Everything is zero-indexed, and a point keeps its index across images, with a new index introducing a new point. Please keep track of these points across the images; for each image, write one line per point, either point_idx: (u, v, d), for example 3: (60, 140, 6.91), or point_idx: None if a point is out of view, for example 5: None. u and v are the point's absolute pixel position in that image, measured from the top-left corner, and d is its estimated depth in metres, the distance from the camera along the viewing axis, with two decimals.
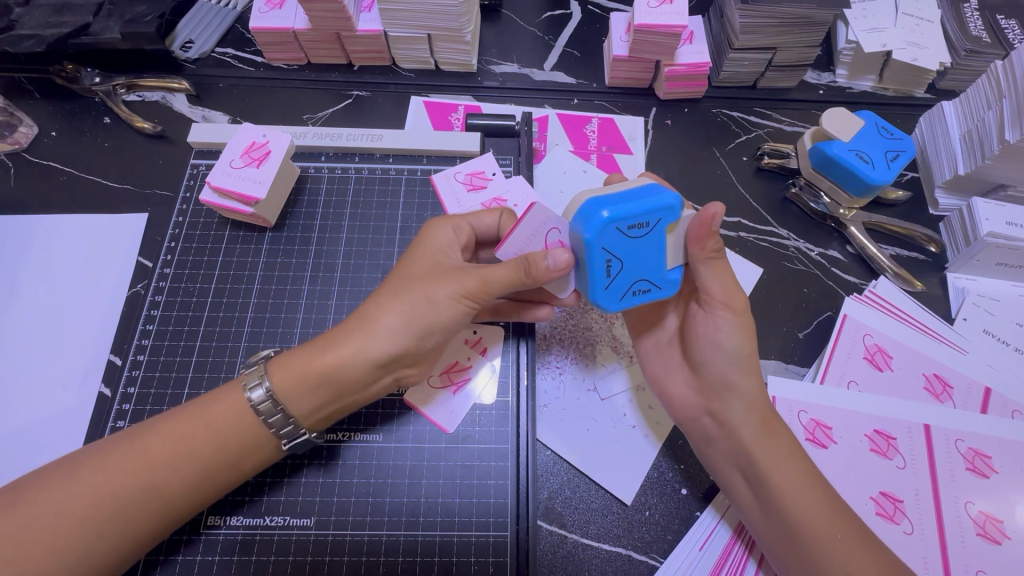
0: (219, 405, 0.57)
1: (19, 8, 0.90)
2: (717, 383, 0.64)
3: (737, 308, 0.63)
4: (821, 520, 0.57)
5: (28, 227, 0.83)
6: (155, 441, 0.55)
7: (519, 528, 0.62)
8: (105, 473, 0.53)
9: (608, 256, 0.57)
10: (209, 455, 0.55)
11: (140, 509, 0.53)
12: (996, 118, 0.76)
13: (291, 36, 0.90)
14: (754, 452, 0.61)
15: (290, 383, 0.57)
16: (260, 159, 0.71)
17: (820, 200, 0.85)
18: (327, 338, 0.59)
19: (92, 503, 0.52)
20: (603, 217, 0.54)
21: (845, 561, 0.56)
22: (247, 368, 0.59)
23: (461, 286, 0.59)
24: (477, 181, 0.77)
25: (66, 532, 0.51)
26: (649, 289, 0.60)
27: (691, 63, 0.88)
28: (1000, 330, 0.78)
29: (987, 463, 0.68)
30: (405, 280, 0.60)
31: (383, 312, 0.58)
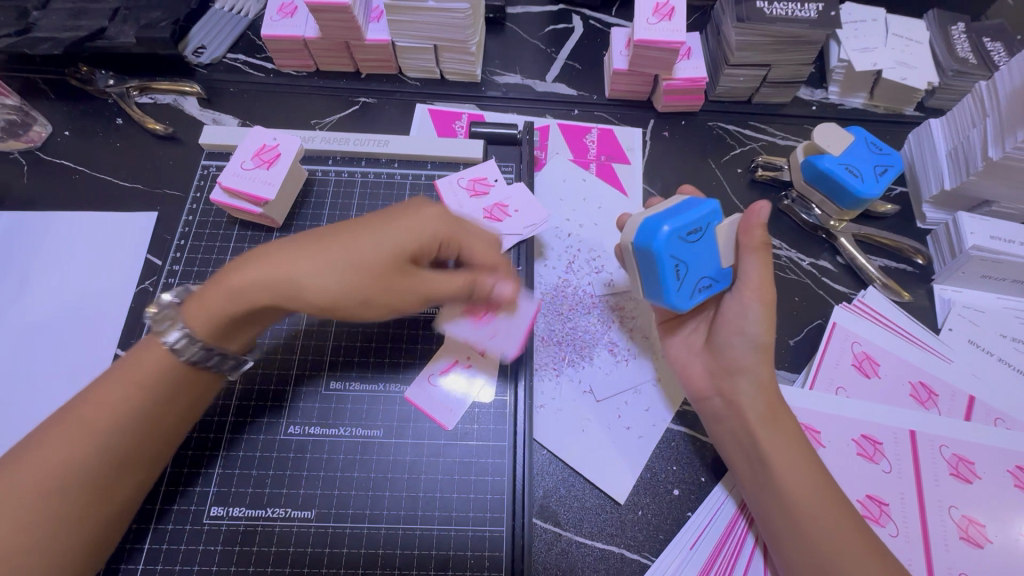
0: (146, 362, 0.57)
1: (36, 12, 0.93)
2: (730, 361, 0.69)
3: (767, 297, 0.67)
4: (810, 499, 0.61)
5: (40, 223, 0.85)
6: (90, 409, 0.54)
7: (517, 523, 0.63)
8: (48, 448, 0.53)
9: (675, 261, 0.64)
10: (156, 413, 0.57)
11: (97, 473, 0.54)
12: (980, 135, 0.79)
13: (301, 43, 0.93)
14: (755, 432, 0.65)
15: (212, 330, 0.57)
16: (271, 161, 0.74)
17: (812, 211, 0.88)
18: (252, 268, 0.56)
19: (44, 480, 0.52)
20: (667, 229, 0.62)
21: (833, 539, 0.59)
22: (156, 318, 0.58)
23: (400, 293, 0.58)
24: (479, 187, 0.79)
25: (24, 510, 0.51)
26: (710, 284, 0.68)
27: (689, 78, 0.91)
28: (985, 340, 0.80)
29: (971, 468, 0.70)
30: (349, 253, 0.57)
31: (309, 279, 0.56)
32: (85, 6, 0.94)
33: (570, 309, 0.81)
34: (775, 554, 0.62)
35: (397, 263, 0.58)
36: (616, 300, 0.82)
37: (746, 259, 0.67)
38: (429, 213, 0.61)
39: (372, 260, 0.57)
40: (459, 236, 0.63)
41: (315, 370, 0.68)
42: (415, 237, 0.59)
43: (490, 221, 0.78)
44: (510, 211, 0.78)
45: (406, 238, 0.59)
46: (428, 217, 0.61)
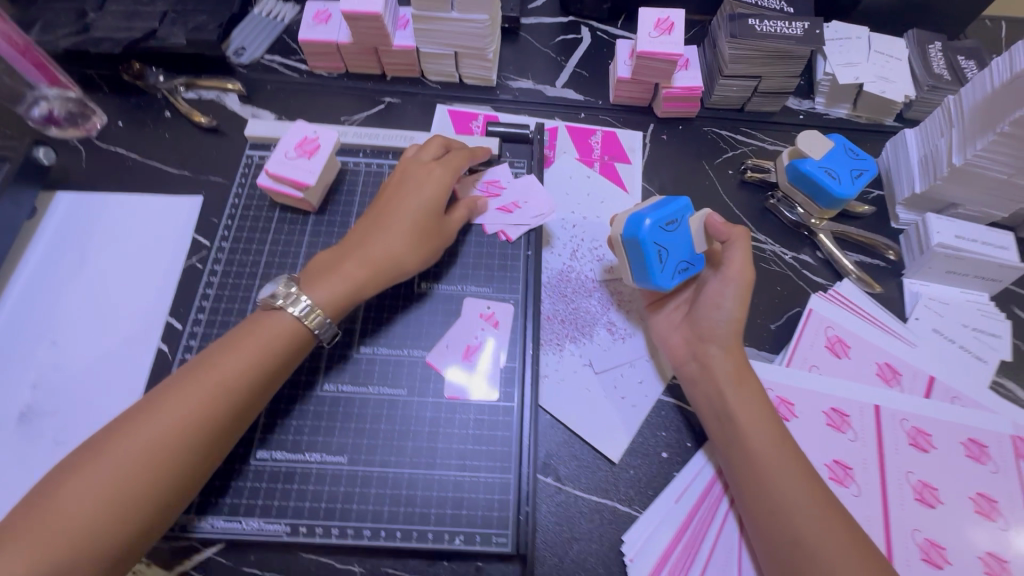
0: (268, 335, 0.68)
1: (93, 13, 1.03)
2: (705, 329, 0.79)
3: (743, 279, 0.77)
4: (768, 449, 0.70)
5: (98, 203, 0.95)
6: (222, 374, 0.64)
7: (523, 473, 0.72)
8: (182, 396, 0.62)
9: (657, 248, 0.76)
10: (270, 379, 0.67)
11: (218, 425, 0.63)
12: (947, 144, 0.88)
13: (334, 48, 1.03)
14: (726, 391, 0.74)
15: (336, 310, 0.71)
16: (311, 152, 0.83)
17: (794, 210, 0.97)
18: (358, 261, 0.73)
19: (179, 430, 0.61)
20: (647, 223, 0.75)
21: (786, 480, 0.67)
22: (283, 300, 0.69)
23: (444, 239, 0.80)
24: (490, 189, 0.89)
25: (155, 458, 0.59)
26: (689, 267, 0.79)
27: (686, 87, 1.00)
28: (947, 329, 0.89)
29: (927, 439, 0.79)
30: (405, 211, 0.76)
31: (408, 261, 0.76)
32: (138, 9, 1.04)
33: (573, 291, 0.90)
34: (744, 510, 0.70)
35: (426, 203, 0.77)
36: (614, 284, 0.90)
37: (731, 246, 0.78)
38: (445, 163, 0.81)
39: (413, 208, 0.77)
40: (442, 166, 0.80)
41: (346, 337, 0.77)
42: (414, 180, 0.79)
43: (503, 212, 0.88)
44: (521, 205, 0.88)
45: (439, 190, 0.78)
46: (446, 169, 0.80)
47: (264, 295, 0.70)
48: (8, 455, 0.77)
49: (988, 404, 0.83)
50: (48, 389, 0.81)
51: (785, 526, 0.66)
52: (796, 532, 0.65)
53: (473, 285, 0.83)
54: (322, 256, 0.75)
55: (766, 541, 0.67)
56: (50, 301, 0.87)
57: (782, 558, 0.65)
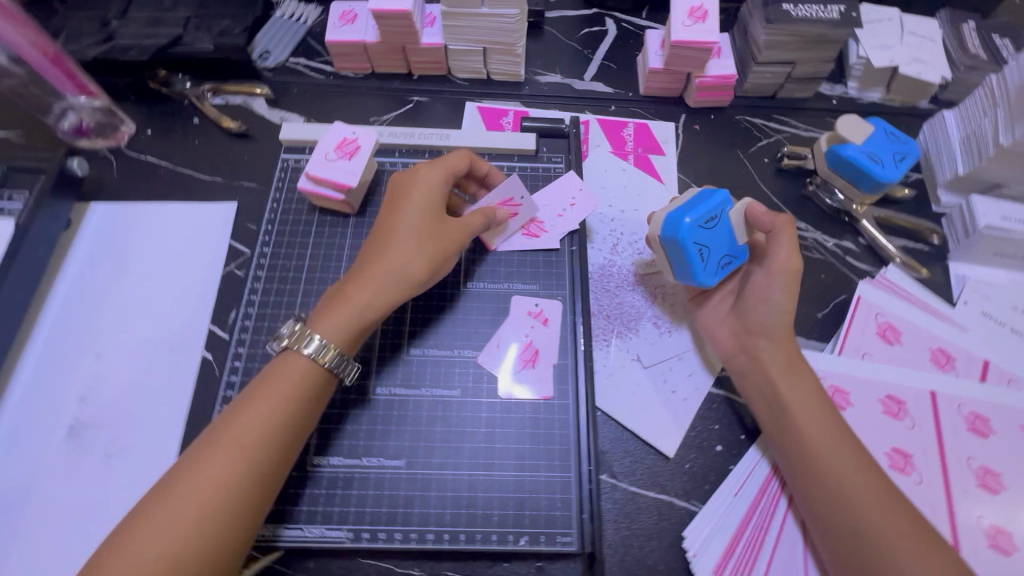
0: (296, 372, 0.65)
1: (117, 21, 1.02)
2: (754, 323, 0.78)
3: (790, 271, 0.76)
4: (824, 434, 0.69)
5: (132, 213, 0.94)
6: (257, 420, 0.61)
7: (583, 471, 0.71)
8: (203, 465, 0.58)
9: (698, 246, 0.75)
10: (302, 419, 0.64)
11: (247, 485, 0.59)
12: (992, 124, 0.87)
13: (361, 47, 1.01)
14: (778, 384, 0.74)
15: (346, 339, 0.68)
16: (351, 153, 0.82)
17: (835, 196, 0.96)
18: (363, 290, 0.69)
19: (222, 486, 0.58)
20: (688, 222, 0.74)
21: (843, 467, 0.67)
22: (290, 339, 0.66)
23: (453, 237, 0.74)
24: (508, 209, 0.82)
25: (197, 520, 0.56)
26: (732, 260, 0.79)
27: (719, 75, 0.99)
28: (997, 312, 0.88)
29: (986, 424, 0.78)
30: (405, 229, 0.72)
31: (415, 267, 0.71)
32: (162, 15, 1.03)
33: (616, 285, 0.89)
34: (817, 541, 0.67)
35: (426, 210, 0.74)
36: (656, 277, 0.89)
37: (777, 236, 0.77)
38: (435, 164, 0.77)
39: (411, 217, 0.73)
40: (433, 170, 0.77)
41: (394, 340, 0.77)
42: (407, 191, 0.75)
43: (528, 237, 0.85)
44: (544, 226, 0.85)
45: (433, 194, 0.75)
46: (433, 175, 0.76)
47: (274, 342, 0.67)
48: (60, 469, 0.77)
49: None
50: (95, 400, 0.81)
51: (844, 514, 0.65)
52: (854, 522, 0.64)
53: (518, 282, 0.82)
54: (330, 289, 0.73)
55: (824, 530, 0.66)
56: (91, 313, 0.87)
57: (843, 549, 0.64)
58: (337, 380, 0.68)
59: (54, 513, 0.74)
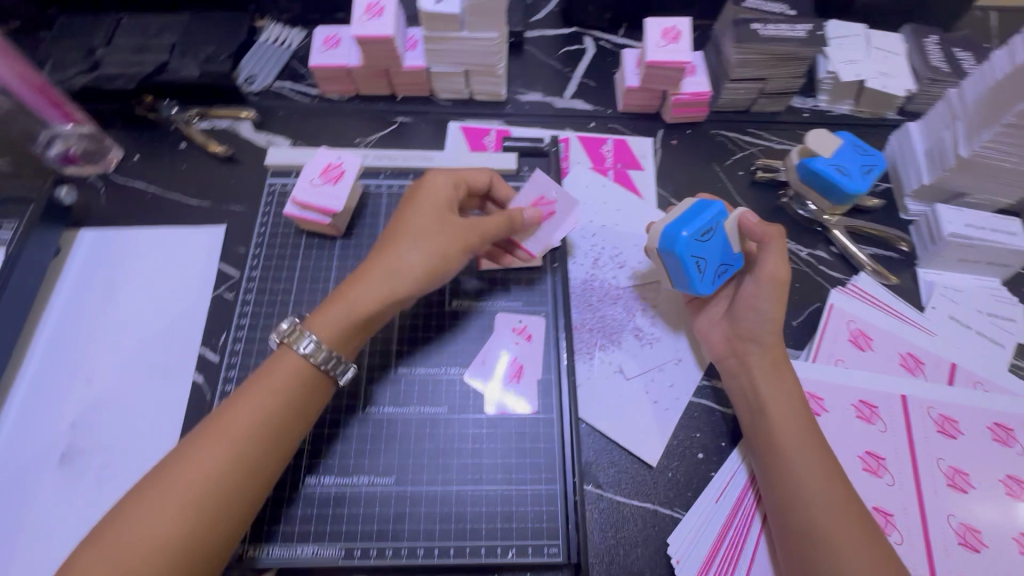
0: (283, 370, 0.66)
1: (103, 49, 1.04)
2: (745, 330, 0.80)
3: (778, 280, 0.78)
4: (795, 436, 0.72)
5: (121, 239, 0.95)
6: (239, 416, 0.63)
7: (567, 482, 0.73)
8: (192, 459, 0.60)
9: (696, 258, 0.78)
10: (287, 417, 0.65)
11: (233, 485, 0.60)
12: (952, 136, 0.90)
13: (345, 71, 1.04)
14: (759, 387, 0.76)
15: (338, 338, 0.68)
16: (337, 178, 0.84)
17: (807, 207, 0.99)
18: (359, 291, 0.70)
19: (202, 478, 0.59)
20: (684, 236, 0.77)
21: (807, 468, 0.69)
22: (285, 335, 0.68)
23: (455, 237, 0.74)
24: (543, 208, 0.84)
25: (178, 510, 0.57)
26: (728, 269, 0.81)
27: (693, 92, 1.02)
28: (964, 316, 0.91)
29: (955, 426, 0.81)
30: (409, 234, 0.74)
31: (412, 266, 0.72)
32: (147, 43, 1.05)
33: (598, 299, 0.91)
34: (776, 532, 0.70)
35: (428, 210, 0.75)
36: (637, 291, 0.92)
37: (767, 246, 0.79)
38: (445, 171, 0.80)
39: (413, 218, 0.75)
40: (446, 175, 0.79)
41: (383, 359, 0.79)
42: (415, 194, 0.78)
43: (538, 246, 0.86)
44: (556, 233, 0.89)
45: (437, 196, 0.77)
46: (443, 183, 0.78)
47: (273, 336, 0.69)
48: (53, 495, 0.78)
49: (1010, 388, 0.85)
50: (88, 426, 0.82)
51: (801, 512, 0.67)
52: (810, 520, 0.66)
53: (502, 299, 0.84)
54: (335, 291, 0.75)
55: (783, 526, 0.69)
56: (82, 339, 0.88)
57: (796, 545, 0.66)
58: (334, 380, 0.70)
59: (48, 540, 0.75)
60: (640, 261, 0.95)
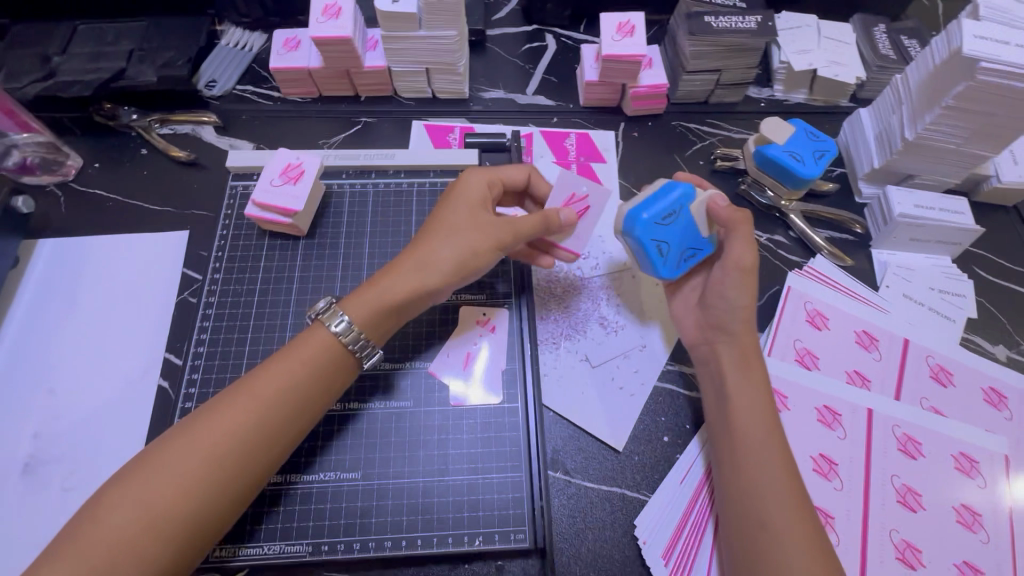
0: (312, 346, 0.68)
1: (58, 57, 1.03)
2: (717, 320, 0.80)
3: (744, 268, 0.78)
4: (757, 428, 0.70)
5: (81, 247, 0.94)
6: (262, 383, 0.65)
7: (532, 468, 0.74)
8: (218, 417, 0.62)
9: (657, 242, 0.78)
10: (308, 392, 0.67)
11: (254, 447, 0.63)
12: (899, 120, 0.93)
13: (306, 73, 1.04)
14: (728, 377, 0.75)
15: (369, 325, 0.70)
16: (297, 178, 0.85)
17: (765, 194, 1.02)
18: (392, 280, 0.72)
19: (224, 436, 0.62)
20: (644, 219, 0.77)
21: (763, 463, 0.68)
22: (320, 313, 0.71)
23: (485, 230, 0.76)
24: (577, 204, 0.83)
25: (197, 464, 0.60)
26: (694, 253, 0.82)
27: (651, 85, 1.04)
28: (916, 293, 0.94)
29: (917, 447, 0.81)
30: (441, 228, 0.76)
31: (442, 256, 0.74)
32: (103, 49, 1.04)
33: (564, 289, 0.93)
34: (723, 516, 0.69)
35: (462, 203, 0.77)
36: (602, 280, 0.93)
37: (733, 233, 0.78)
38: (482, 168, 0.82)
39: (447, 210, 0.77)
40: (485, 172, 0.81)
41: None
42: (452, 189, 0.80)
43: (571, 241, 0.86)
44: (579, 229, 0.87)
45: (471, 190, 0.78)
46: (477, 181, 0.79)
47: (311, 309, 0.72)
48: (15, 506, 0.77)
49: (980, 416, 0.85)
50: (50, 437, 0.81)
51: (749, 506, 0.66)
52: (760, 513, 0.65)
53: (465, 292, 0.84)
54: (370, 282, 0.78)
55: (730, 517, 0.68)
56: (42, 349, 0.86)
57: (741, 532, 0.66)
58: (358, 363, 0.71)
59: (10, 553, 0.74)
60: (604, 251, 0.96)
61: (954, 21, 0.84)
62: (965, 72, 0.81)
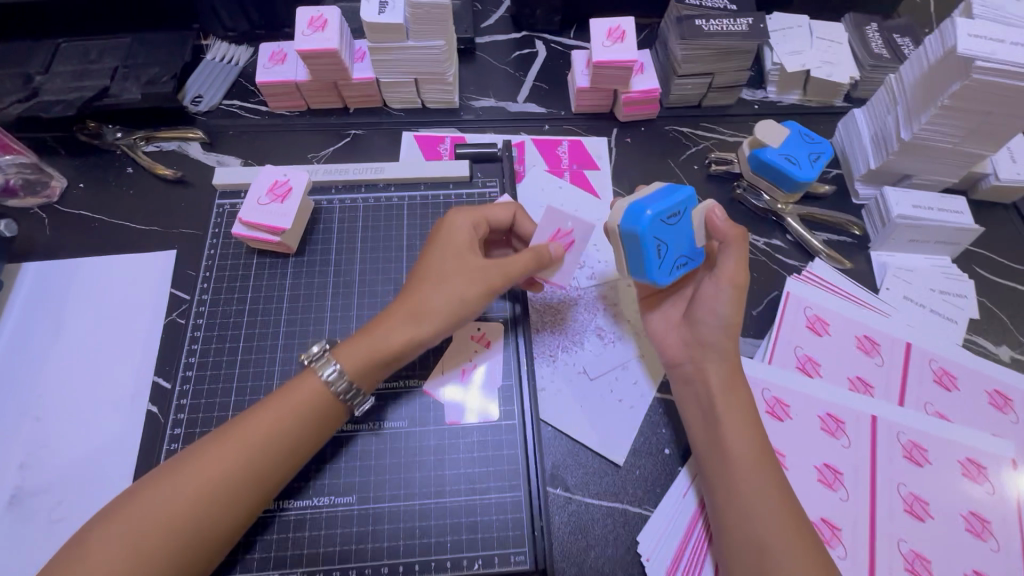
0: (303, 391, 0.66)
1: (40, 77, 1.01)
2: (704, 338, 0.76)
3: (739, 284, 0.75)
4: (752, 454, 0.69)
5: (65, 270, 0.92)
6: (250, 428, 0.63)
7: (532, 487, 0.73)
8: (203, 462, 0.60)
9: (657, 241, 0.73)
10: (297, 438, 0.64)
11: (239, 493, 0.61)
12: (895, 120, 0.92)
13: (293, 86, 1.02)
14: (715, 399, 0.73)
15: (360, 375, 0.67)
16: (283, 196, 0.83)
17: (761, 197, 1.00)
18: (383, 329, 0.69)
19: (208, 483, 0.59)
20: (649, 214, 0.71)
21: (760, 489, 0.66)
22: (314, 359, 0.68)
23: (474, 273, 0.72)
24: (562, 241, 0.78)
25: (180, 510, 0.58)
26: (688, 262, 0.78)
27: (643, 90, 1.03)
28: (917, 295, 0.93)
29: (923, 454, 0.80)
30: (431, 273, 0.72)
31: (431, 304, 0.70)
32: (87, 68, 1.03)
33: (560, 300, 0.91)
34: (719, 543, 0.68)
35: (449, 246, 0.74)
36: (598, 290, 0.92)
37: (728, 247, 0.75)
38: (468, 207, 0.79)
39: (434, 254, 0.74)
40: (471, 211, 0.78)
41: None
42: (437, 231, 0.76)
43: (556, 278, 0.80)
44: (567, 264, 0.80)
45: (457, 231, 0.75)
46: (463, 222, 0.75)
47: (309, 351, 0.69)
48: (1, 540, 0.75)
49: (985, 419, 0.84)
50: (36, 466, 0.79)
51: (748, 534, 0.64)
52: (764, 547, 0.63)
53: None
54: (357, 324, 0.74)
55: (730, 547, 0.66)
56: (27, 375, 0.85)
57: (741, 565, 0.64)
58: (348, 411, 0.69)
59: None
60: (599, 260, 0.94)
61: (947, 21, 0.82)
62: (960, 71, 0.80)
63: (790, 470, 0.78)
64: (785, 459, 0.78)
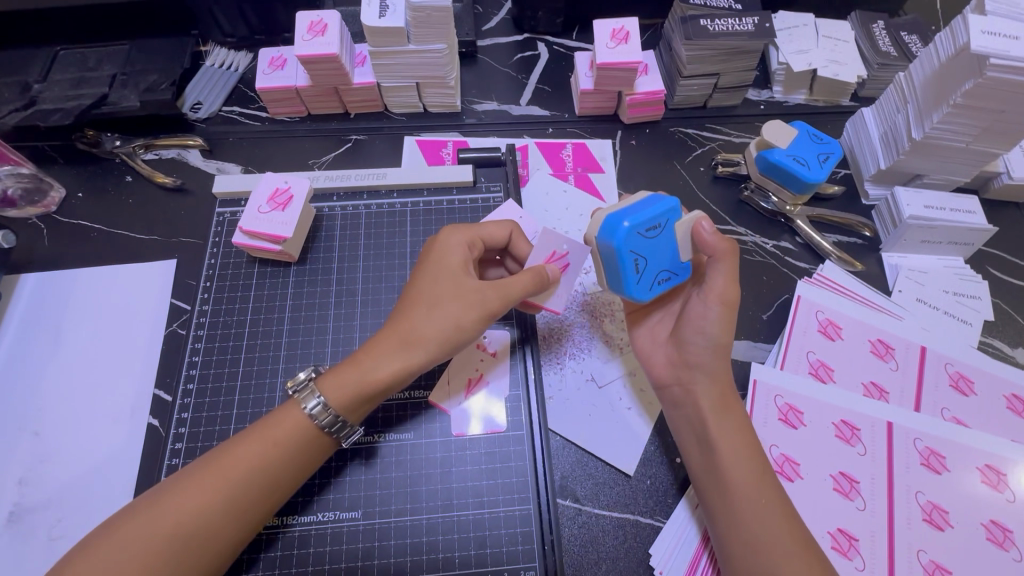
0: (287, 422, 0.64)
1: (38, 85, 1.00)
2: (692, 357, 0.73)
3: (728, 303, 0.71)
4: (752, 479, 0.66)
5: (64, 282, 0.91)
6: (232, 460, 0.61)
7: (540, 501, 0.71)
8: (184, 495, 0.59)
9: (635, 256, 0.70)
10: (281, 470, 0.63)
11: (220, 526, 0.59)
12: (906, 120, 0.90)
13: (293, 92, 1.01)
14: (708, 422, 0.70)
15: (347, 406, 0.65)
16: (284, 204, 0.82)
17: (769, 199, 0.99)
18: (373, 358, 0.67)
19: (189, 517, 0.58)
20: (625, 227, 0.68)
21: (760, 513, 0.64)
22: (298, 389, 0.66)
23: (468, 296, 0.69)
24: (557, 263, 0.78)
25: (160, 545, 0.56)
26: (671, 276, 0.74)
27: (649, 91, 1.01)
28: (930, 297, 0.91)
29: (941, 461, 0.78)
30: (423, 298, 0.69)
31: (424, 330, 0.67)
32: (85, 75, 1.01)
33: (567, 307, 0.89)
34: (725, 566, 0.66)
35: (441, 268, 0.71)
36: (605, 296, 0.90)
37: (716, 263, 0.71)
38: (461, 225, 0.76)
39: (426, 275, 0.71)
40: (464, 229, 0.76)
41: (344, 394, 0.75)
42: (429, 252, 0.74)
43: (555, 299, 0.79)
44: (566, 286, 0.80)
45: (449, 252, 0.72)
46: (457, 242, 0.73)
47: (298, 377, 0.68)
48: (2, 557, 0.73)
49: (1003, 424, 0.82)
50: (36, 482, 0.77)
51: (754, 563, 0.62)
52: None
53: None
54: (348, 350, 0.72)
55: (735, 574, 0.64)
56: (27, 389, 0.83)
57: None
58: (337, 443, 0.67)
59: None
60: None
61: (958, 17, 0.81)
62: (973, 69, 0.78)
63: (804, 479, 0.77)
64: (799, 468, 0.77)
